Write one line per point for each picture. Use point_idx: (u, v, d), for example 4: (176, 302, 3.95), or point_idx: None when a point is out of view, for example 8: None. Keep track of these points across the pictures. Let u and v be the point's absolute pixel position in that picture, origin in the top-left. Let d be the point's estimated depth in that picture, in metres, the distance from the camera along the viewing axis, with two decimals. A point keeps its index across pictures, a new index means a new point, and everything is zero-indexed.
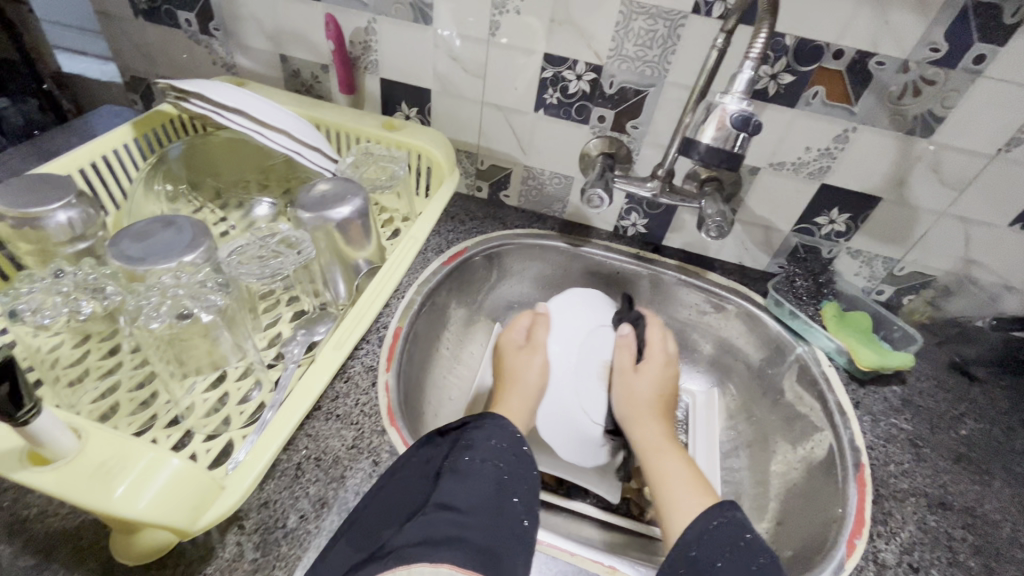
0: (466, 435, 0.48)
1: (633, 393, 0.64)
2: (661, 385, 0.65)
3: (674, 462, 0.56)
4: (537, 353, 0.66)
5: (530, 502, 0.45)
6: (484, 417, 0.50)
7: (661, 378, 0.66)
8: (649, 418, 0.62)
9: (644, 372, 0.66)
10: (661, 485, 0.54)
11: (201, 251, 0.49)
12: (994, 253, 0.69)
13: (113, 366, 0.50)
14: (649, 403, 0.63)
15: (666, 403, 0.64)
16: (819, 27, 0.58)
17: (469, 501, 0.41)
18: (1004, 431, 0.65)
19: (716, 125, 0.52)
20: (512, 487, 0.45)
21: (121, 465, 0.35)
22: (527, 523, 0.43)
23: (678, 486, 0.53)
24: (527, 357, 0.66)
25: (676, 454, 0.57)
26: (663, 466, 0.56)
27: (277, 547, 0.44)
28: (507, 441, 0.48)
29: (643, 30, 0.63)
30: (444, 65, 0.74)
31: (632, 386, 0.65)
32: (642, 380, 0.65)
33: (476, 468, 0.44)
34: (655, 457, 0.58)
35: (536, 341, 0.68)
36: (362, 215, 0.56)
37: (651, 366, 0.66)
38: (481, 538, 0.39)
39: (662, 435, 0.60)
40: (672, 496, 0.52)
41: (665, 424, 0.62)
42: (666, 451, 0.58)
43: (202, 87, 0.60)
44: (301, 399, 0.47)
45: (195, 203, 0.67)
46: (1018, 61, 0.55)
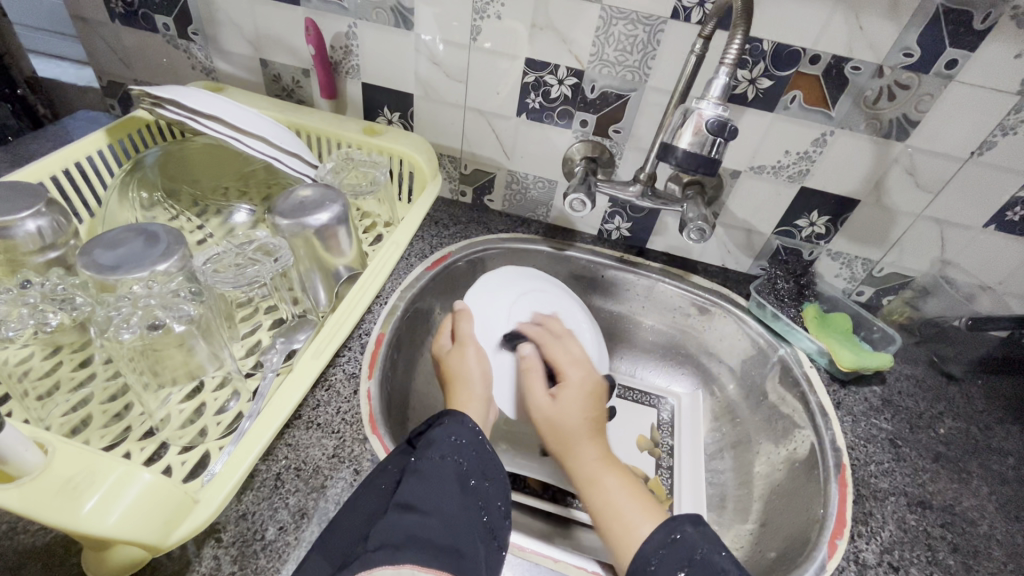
0: (428, 434, 0.48)
1: (556, 417, 0.57)
2: (584, 399, 0.59)
3: (611, 489, 0.52)
4: (469, 348, 0.62)
5: (494, 500, 0.46)
6: (442, 415, 0.50)
7: (585, 394, 0.59)
8: (580, 443, 0.56)
9: (565, 395, 0.59)
10: (605, 519, 0.51)
11: (175, 259, 0.48)
12: (969, 254, 0.71)
13: (86, 379, 0.49)
14: (575, 427, 0.56)
15: (595, 412, 0.58)
16: (796, 33, 0.59)
17: (430, 500, 0.42)
18: (981, 429, 0.66)
19: (693, 129, 0.52)
20: (475, 487, 0.45)
21: (90, 480, 0.34)
22: (486, 518, 0.44)
23: (623, 514, 0.50)
24: (460, 354, 0.61)
25: (613, 478, 0.53)
26: (603, 498, 0.52)
27: (255, 560, 0.43)
28: (467, 437, 0.48)
29: (624, 35, 0.63)
30: (426, 69, 0.73)
31: (552, 412, 0.58)
32: (563, 403, 0.58)
33: (438, 466, 0.45)
34: (592, 488, 0.53)
35: (466, 339, 0.62)
36: (341, 221, 0.55)
37: (569, 383, 0.60)
38: (443, 537, 0.40)
39: (597, 457, 0.55)
40: (618, 529, 0.49)
41: (597, 440, 0.56)
42: (601, 478, 0.53)
43: (177, 94, 0.59)
44: (278, 410, 0.46)
45: (172, 210, 0.66)
46: (988, 67, 0.56)
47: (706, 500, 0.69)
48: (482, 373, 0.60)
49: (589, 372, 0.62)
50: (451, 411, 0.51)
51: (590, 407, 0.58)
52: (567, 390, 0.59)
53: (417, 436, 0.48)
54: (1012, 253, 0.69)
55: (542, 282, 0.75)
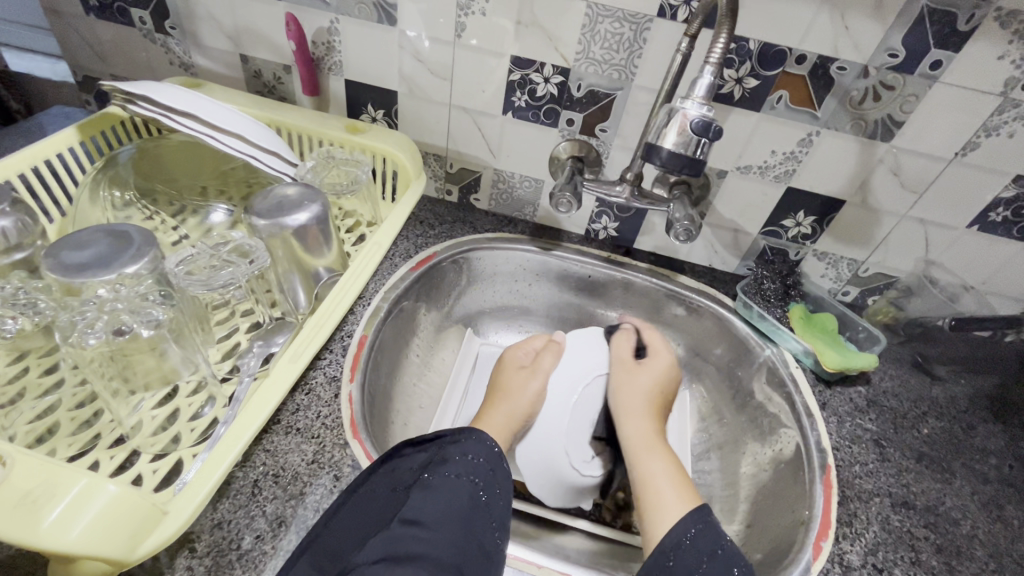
0: (442, 449, 0.47)
1: (637, 385, 0.66)
2: (660, 383, 0.66)
3: (660, 463, 0.57)
4: (537, 375, 0.65)
5: (501, 518, 0.45)
6: (464, 432, 0.49)
7: (659, 374, 0.67)
8: (641, 415, 0.63)
9: (648, 368, 0.67)
10: (645, 484, 0.55)
11: (145, 261, 0.47)
12: (953, 254, 0.71)
13: (53, 385, 0.47)
14: (645, 397, 0.64)
15: (662, 400, 0.66)
16: (781, 33, 0.59)
17: (434, 514, 0.41)
18: (964, 429, 0.66)
19: (677, 129, 0.52)
20: (483, 503, 0.44)
21: (49, 492, 0.33)
22: (497, 537, 0.43)
23: (664, 486, 0.54)
24: (525, 378, 0.65)
25: (664, 458, 0.58)
26: (649, 467, 0.57)
27: (230, 570, 0.42)
28: (485, 456, 0.48)
29: (610, 33, 0.63)
30: (410, 66, 0.72)
31: (632, 378, 0.66)
32: (641, 375, 0.66)
33: (449, 483, 0.44)
34: (644, 456, 0.58)
35: (539, 365, 0.66)
36: (320, 221, 0.54)
37: (656, 362, 0.68)
38: (446, 554, 0.39)
39: (652, 434, 0.61)
40: (656, 495, 0.53)
41: (657, 424, 0.63)
42: (654, 452, 0.59)
43: (150, 90, 0.57)
44: (253, 416, 0.44)
45: (147, 210, 0.64)
46: (972, 68, 0.56)
47: None
48: (527, 408, 0.63)
49: (675, 365, 0.69)
50: (472, 429, 0.50)
51: (658, 394, 0.66)
52: (649, 367, 0.67)
53: (431, 443, 0.48)
54: (995, 253, 0.70)
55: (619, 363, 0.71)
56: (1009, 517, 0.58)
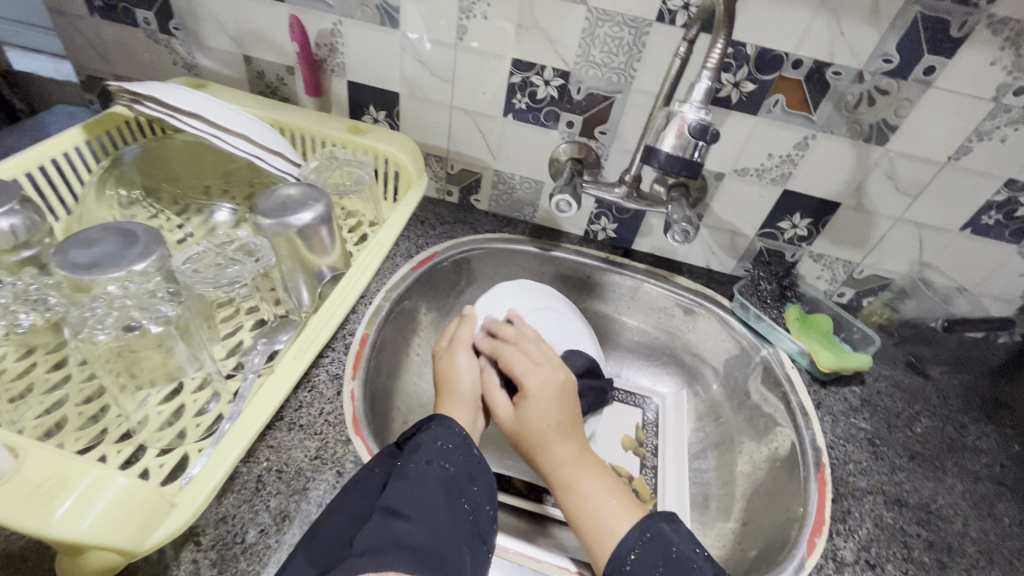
0: (414, 439, 0.48)
1: (522, 423, 0.55)
2: (551, 401, 0.56)
3: (590, 492, 0.51)
4: (460, 352, 0.61)
5: (478, 501, 0.46)
6: (431, 420, 0.50)
7: (547, 397, 0.56)
8: (548, 451, 0.54)
9: (527, 404, 0.56)
10: (584, 522, 0.50)
11: (152, 259, 0.47)
12: (946, 256, 0.72)
13: (61, 380, 0.48)
14: (539, 434, 0.55)
15: (564, 412, 0.56)
16: (778, 38, 0.60)
17: (414, 504, 0.42)
18: (957, 428, 0.68)
19: (675, 133, 0.53)
20: (460, 487, 0.46)
21: (62, 484, 0.33)
22: (472, 520, 0.44)
23: (601, 516, 0.50)
24: (450, 360, 0.60)
25: (591, 480, 0.52)
26: (578, 504, 0.51)
27: (235, 563, 0.43)
28: (456, 442, 0.48)
29: (609, 36, 0.64)
30: (412, 68, 0.73)
31: (517, 423, 0.56)
32: (526, 413, 0.56)
33: (421, 470, 0.45)
34: (569, 491, 0.52)
35: (459, 341, 0.62)
36: (325, 221, 0.55)
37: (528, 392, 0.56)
38: (427, 541, 0.39)
39: (572, 459, 0.54)
40: (596, 533, 0.49)
41: (570, 439, 0.55)
42: (577, 481, 0.52)
43: (157, 90, 0.58)
44: (257, 412, 0.45)
45: (152, 209, 0.65)
46: (964, 74, 0.57)
47: (689, 499, 0.70)
48: (473, 386, 0.58)
49: (551, 376, 0.58)
50: (439, 416, 0.51)
51: (558, 409, 0.56)
52: (529, 398, 0.56)
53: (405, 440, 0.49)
54: (988, 256, 0.71)
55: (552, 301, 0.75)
56: (1000, 515, 0.59)
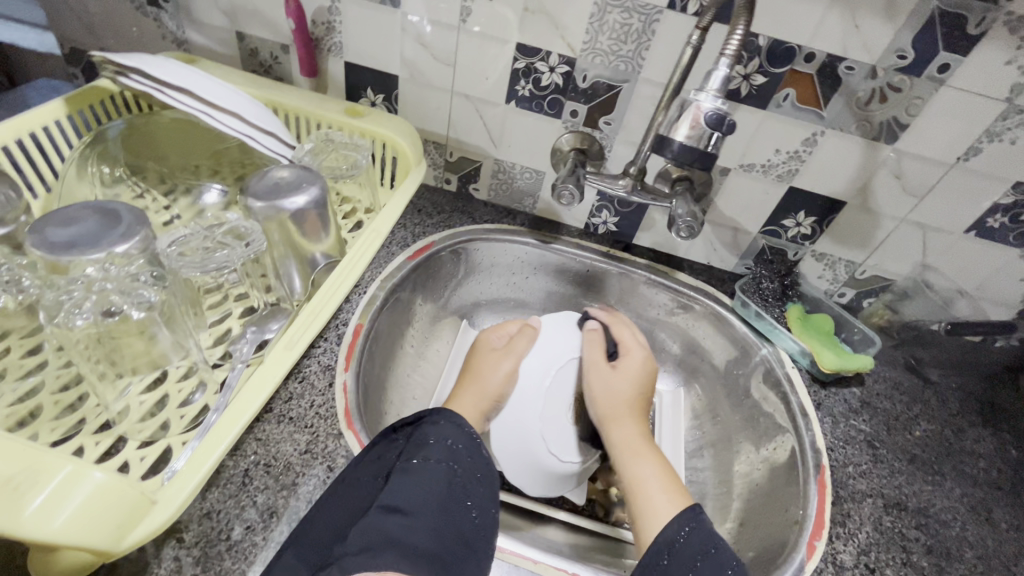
0: (420, 430, 0.46)
1: (612, 390, 0.62)
2: (638, 384, 0.63)
3: (649, 467, 0.55)
4: (509, 360, 0.62)
5: (483, 505, 0.44)
6: (442, 414, 0.48)
7: (643, 374, 0.64)
8: (626, 418, 0.60)
9: (625, 370, 0.63)
10: (637, 489, 0.53)
11: (136, 241, 0.44)
12: (950, 259, 0.71)
13: (35, 367, 0.45)
14: (626, 402, 0.61)
15: (643, 398, 0.63)
16: (793, 30, 0.58)
17: (414, 500, 0.40)
18: (955, 432, 0.67)
19: (689, 123, 0.51)
20: (465, 488, 0.44)
21: (33, 479, 0.31)
22: (477, 522, 0.43)
23: (652, 487, 0.53)
24: (496, 361, 0.62)
25: (653, 457, 0.56)
26: (638, 469, 0.55)
27: (219, 562, 0.41)
28: (464, 441, 0.46)
29: (618, 23, 0.61)
30: (412, 50, 0.70)
31: (609, 385, 0.62)
32: (619, 380, 0.63)
33: (428, 467, 0.43)
34: (630, 460, 0.56)
35: (514, 349, 0.64)
36: (319, 205, 0.52)
37: (631, 362, 0.64)
38: (426, 541, 0.38)
39: (640, 436, 0.59)
40: (645, 498, 0.52)
41: (639, 420, 0.60)
42: (641, 455, 0.56)
43: (143, 63, 0.55)
44: (245, 404, 0.43)
45: (137, 187, 0.62)
46: (978, 73, 0.56)
47: None
48: (495, 393, 0.61)
49: (648, 362, 0.66)
50: (447, 409, 0.49)
51: (639, 392, 0.63)
52: (624, 367, 0.64)
53: (408, 426, 0.47)
54: (990, 260, 0.70)
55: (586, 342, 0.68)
56: (997, 520, 0.59)
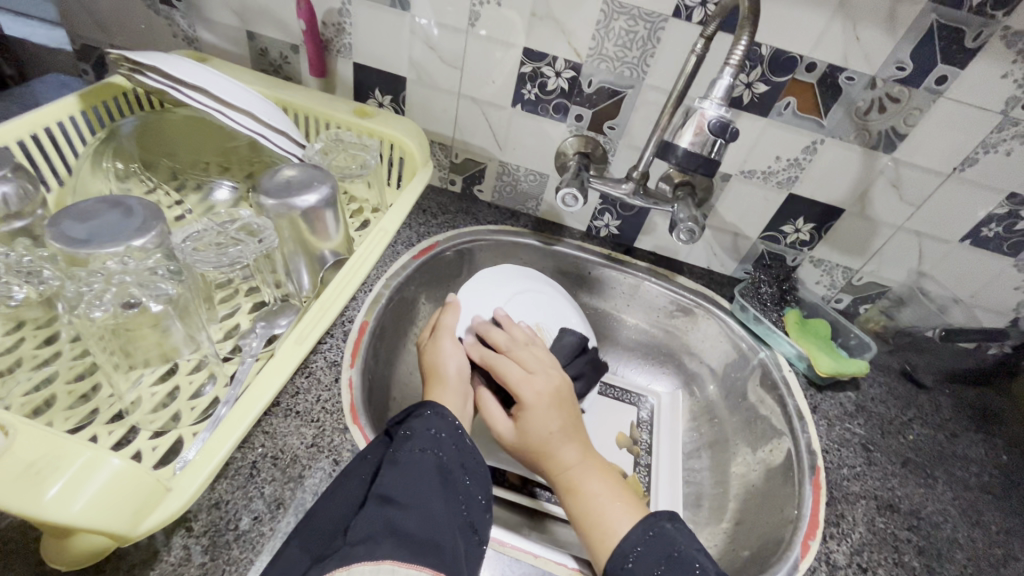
0: (407, 425, 0.47)
1: (525, 438, 0.54)
2: (553, 405, 0.55)
3: (593, 494, 0.52)
4: (447, 340, 0.59)
5: (472, 493, 0.45)
6: (426, 406, 0.49)
7: (546, 402, 0.55)
8: (552, 455, 0.54)
9: (526, 413, 0.55)
10: (589, 525, 0.50)
11: (152, 235, 0.46)
12: (945, 267, 0.73)
13: (50, 357, 0.46)
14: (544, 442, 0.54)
15: (565, 418, 0.56)
16: (795, 40, 0.59)
17: (408, 492, 0.41)
18: (948, 436, 0.68)
19: (694, 129, 0.52)
20: (453, 475, 0.45)
21: (55, 464, 0.32)
22: (465, 511, 0.43)
23: (602, 517, 0.50)
24: (435, 347, 0.59)
25: (597, 481, 0.53)
26: (582, 504, 0.51)
27: (227, 551, 0.42)
28: (448, 431, 0.47)
29: (623, 30, 0.63)
30: (421, 53, 0.72)
31: (520, 435, 0.55)
32: (529, 427, 0.54)
33: (415, 457, 0.44)
34: (573, 496, 0.52)
35: (443, 329, 0.61)
36: (329, 204, 0.53)
37: (527, 398, 0.55)
38: (420, 529, 0.39)
39: (576, 462, 0.54)
40: (597, 534, 0.49)
41: (571, 441, 0.55)
42: (581, 484, 0.52)
43: (159, 61, 0.56)
44: (256, 397, 0.44)
45: (149, 182, 0.63)
46: (974, 85, 0.58)
47: (682, 498, 0.70)
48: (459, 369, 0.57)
49: (547, 380, 0.57)
50: (432, 402, 0.50)
51: (557, 415, 0.55)
52: (526, 409, 0.55)
53: (396, 426, 0.48)
54: (984, 268, 0.71)
55: (542, 284, 0.76)
56: (987, 523, 0.60)
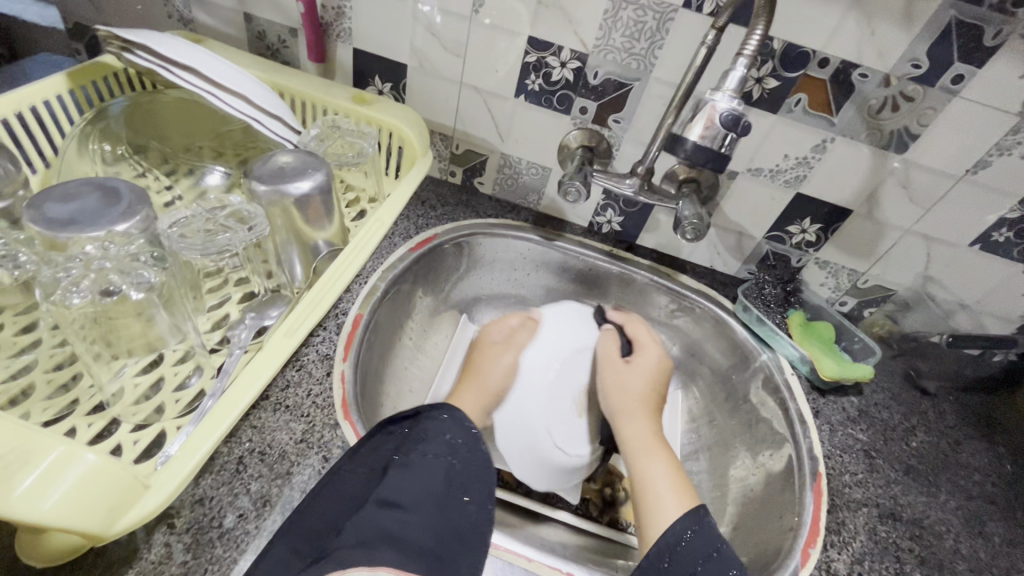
0: (420, 425, 0.46)
1: (624, 384, 0.63)
2: (652, 380, 0.64)
3: (658, 462, 0.55)
4: (509, 353, 0.66)
5: (482, 499, 0.43)
6: (442, 410, 0.48)
7: (655, 369, 0.65)
8: (638, 414, 0.60)
9: (639, 364, 0.65)
10: (645, 485, 0.53)
11: (136, 220, 0.44)
12: (953, 272, 0.71)
13: (30, 345, 0.45)
14: (640, 397, 0.61)
15: (657, 396, 0.63)
16: (807, 34, 0.57)
17: (413, 497, 0.40)
18: (951, 444, 0.67)
19: (704, 122, 0.51)
20: (463, 484, 0.43)
21: (24, 460, 0.31)
22: (474, 520, 0.41)
23: (660, 482, 0.53)
24: (498, 354, 0.66)
25: (661, 455, 0.56)
26: (648, 465, 0.55)
27: (210, 549, 0.41)
28: (463, 437, 0.46)
29: (631, 20, 0.61)
30: (422, 39, 0.69)
31: (623, 380, 0.63)
32: (634, 375, 0.63)
33: (425, 463, 0.43)
34: (640, 457, 0.56)
35: (514, 341, 0.67)
36: (323, 191, 0.51)
37: (644, 357, 0.65)
38: (422, 539, 0.37)
39: (651, 433, 0.58)
40: (651, 496, 0.52)
41: (652, 416, 0.60)
42: (651, 450, 0.56)
43: (149, 39, 0.54)
44: (243, 391, 0.42)
45: (139, 166, 0.61)
46: (992, 84, 0.56)
47: None
48: (495, 390, 0.63)
49: (659, 359, 0.66)
50: (447, 406, 0.49)
51: (653, 386, 0.63)
52: (639, 363, 0.64)
53: (411, 421, 0.47)
54: (992, 274, 0.70)
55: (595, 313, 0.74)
56: (990, 533, 0.59)
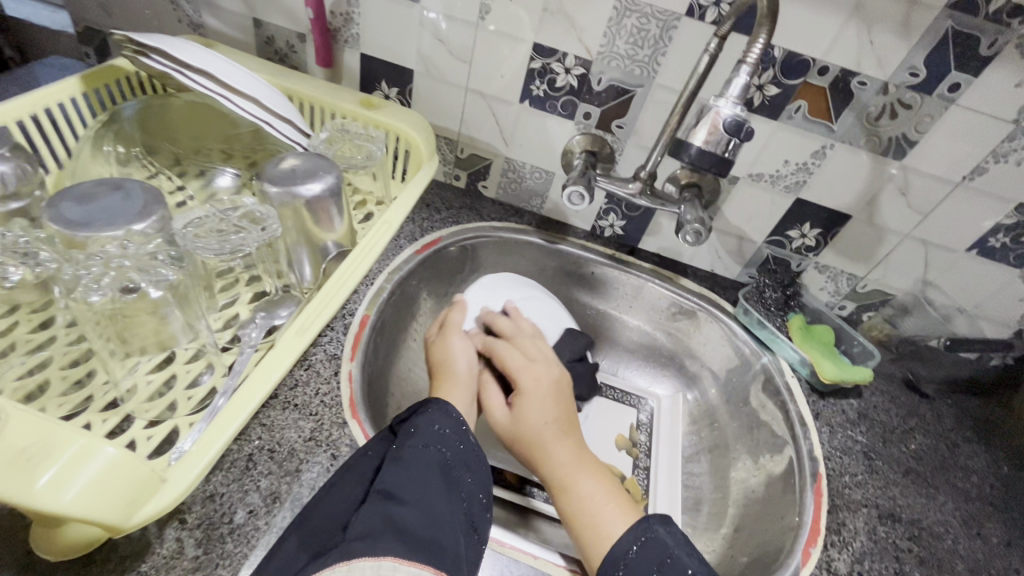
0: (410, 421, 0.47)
1: (520, 424, 0.55)
2: (546, 402, 0.57)
3: (588, 489, 0.51)
4: (456, 337, 0.60)
5: (473, 489, 0.44)
6: (428, 404, 0.49)
7: (542, 393, 0.57)
8: (548, 446, 0.54)
9: (524, 401, 0.56)
10: (582, 523, 0.50)
11: (152, 220, 0.45)
12: (950, 277, 0.72)
13: (45, 341, 0.46)
14: (540, 430, 0.54)
15: (561, 414, 0.57)
16: (808, 43, 0.59)
17: (410, 489, 0.40)
18: (949, 447, 0.68)
19: (707, 128, 0.52)
20: (457, 473, 0.44)
21: (46, 451, 0.31)
22: (466, 508, 0.43)
23: (598, 512, 0.50)
24: (445, 344, 0.60)
25: (587, 479, 0.52)
26: (578, 497, 0.51)
27: (221, 545, 0.41)
28: (453, 427, 0.47)
29: (635, 28, 0.62)
30: (429, 45, 0.71)
31: (516, 418, 0.56)
32: (524, 407, 0.56)
33: (418, 453, 0.43)
34: (567, 493, 0.52)
35: (450, 323, 0.62)
36: (334, 194, 0.52)
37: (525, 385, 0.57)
38: (423, 528, 0.38)
39: (572, 456, 0.54)
40: (593, 530, 0.49)
41: (565, 439, 0.55)
42: (575, 479, 0.52)
43: (163, 43, 0.55)
44: (255, 389, 0.43)
45: (150, 168, 0.62)
46: (987, 93, 0.57)
47: (681, 502, 0.69)
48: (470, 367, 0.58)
49: (545, 371, 0.59)
50: (437, 400, 0.50)
51: (552, 408, 0.56)
52: (524, 396, 0.56)
53: (401, 423, 0.48)
54: (989, 279, 0.71)
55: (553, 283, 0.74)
56: (988, 535, 0.59)
